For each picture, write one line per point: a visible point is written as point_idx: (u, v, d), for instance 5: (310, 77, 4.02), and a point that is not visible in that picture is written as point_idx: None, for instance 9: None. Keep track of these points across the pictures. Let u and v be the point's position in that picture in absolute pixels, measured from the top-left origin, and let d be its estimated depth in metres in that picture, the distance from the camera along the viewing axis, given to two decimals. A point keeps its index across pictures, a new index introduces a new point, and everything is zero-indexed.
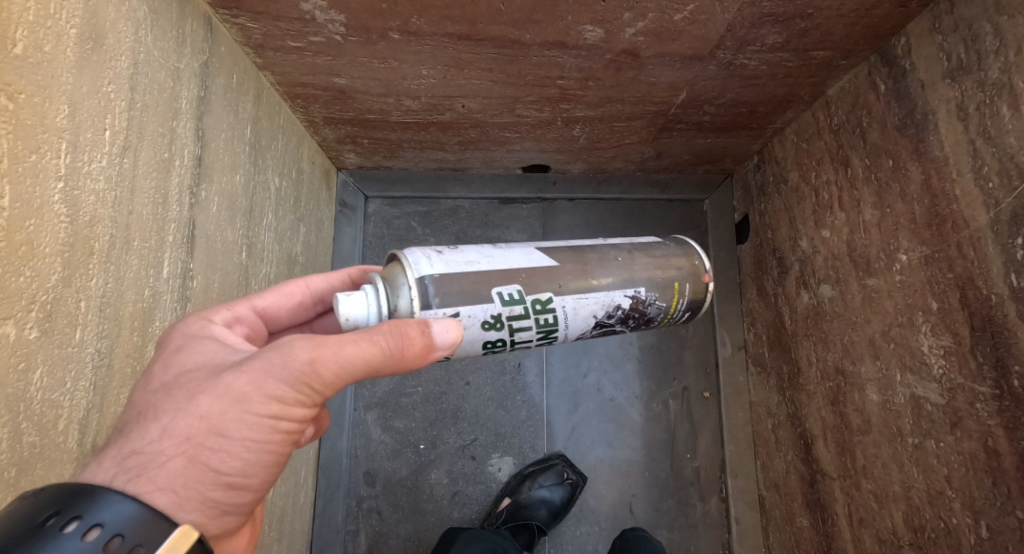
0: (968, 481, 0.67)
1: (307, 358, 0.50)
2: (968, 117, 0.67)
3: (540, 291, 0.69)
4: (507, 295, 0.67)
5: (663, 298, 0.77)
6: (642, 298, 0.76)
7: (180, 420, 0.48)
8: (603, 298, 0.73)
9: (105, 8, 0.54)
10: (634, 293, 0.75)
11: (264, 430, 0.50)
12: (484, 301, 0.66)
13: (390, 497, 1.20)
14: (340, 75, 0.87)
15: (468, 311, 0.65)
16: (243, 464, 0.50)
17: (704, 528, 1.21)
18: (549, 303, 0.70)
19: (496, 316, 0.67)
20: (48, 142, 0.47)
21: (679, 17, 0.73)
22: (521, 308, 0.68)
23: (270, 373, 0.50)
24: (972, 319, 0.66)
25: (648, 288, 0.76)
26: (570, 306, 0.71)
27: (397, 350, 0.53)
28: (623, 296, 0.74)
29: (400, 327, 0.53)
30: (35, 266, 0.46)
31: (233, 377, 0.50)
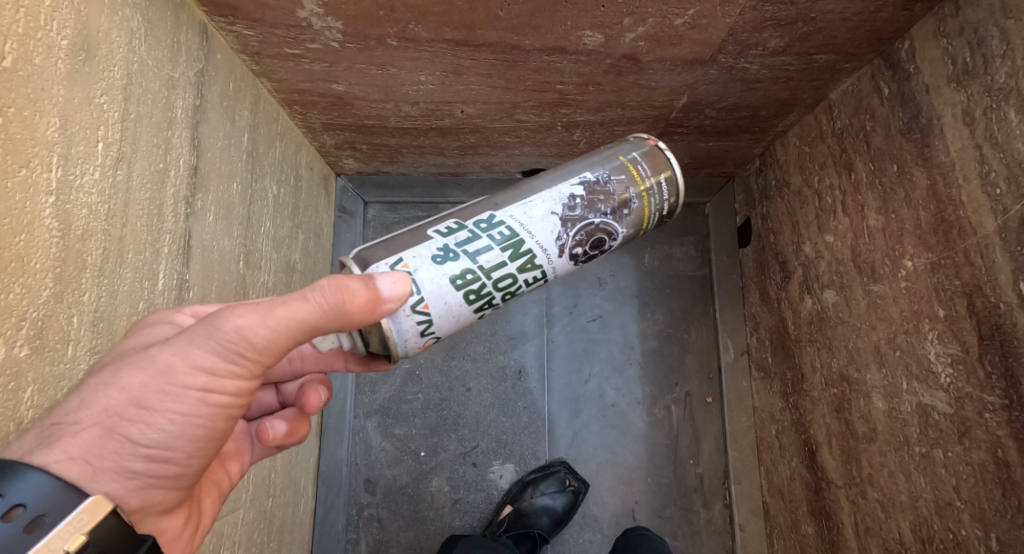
0: (977, 492, 0.66)
1: (234, 327, 0.47)
2: (974, 121, 0.66)
3: (476, 213, 0.62)
4: (444, 229, 0.60)
5: (621, 174, 0.66)
6: (596, 180, 0.65)
7: (100, 392, 0.46)
8: (550, 194, 0.63)
9: (97, 18, 0.53)
10: (581, 179, 0.65)
11: (191, 401, 0.48)
12: (423, 239, 0.59)
13: (390, 505, 1.19)
14: (338, 81, 0.86)
15: (411, 253, 0.57)
16: (164, 437, 0.48)
17: (707, 535, 1.20)
18: (492, 219, 0.61)
19: (443, 247, 0.59)
20: (39, 155, 0.46)
21: (679, 22, 0.72)
22: (464, 232, 0.60)
23: (196, 343, 0.48)
24: (980, 327, 0.65)
25: (594, 171, 0.66)
26: (518, 215, 0.62)
27: (334, 306, 0.49)
28: (570, 186, 0.64)
29: (335, 281, 0.49)
30: (26, 282, 0.46)
31: (161, 350, 0.48)
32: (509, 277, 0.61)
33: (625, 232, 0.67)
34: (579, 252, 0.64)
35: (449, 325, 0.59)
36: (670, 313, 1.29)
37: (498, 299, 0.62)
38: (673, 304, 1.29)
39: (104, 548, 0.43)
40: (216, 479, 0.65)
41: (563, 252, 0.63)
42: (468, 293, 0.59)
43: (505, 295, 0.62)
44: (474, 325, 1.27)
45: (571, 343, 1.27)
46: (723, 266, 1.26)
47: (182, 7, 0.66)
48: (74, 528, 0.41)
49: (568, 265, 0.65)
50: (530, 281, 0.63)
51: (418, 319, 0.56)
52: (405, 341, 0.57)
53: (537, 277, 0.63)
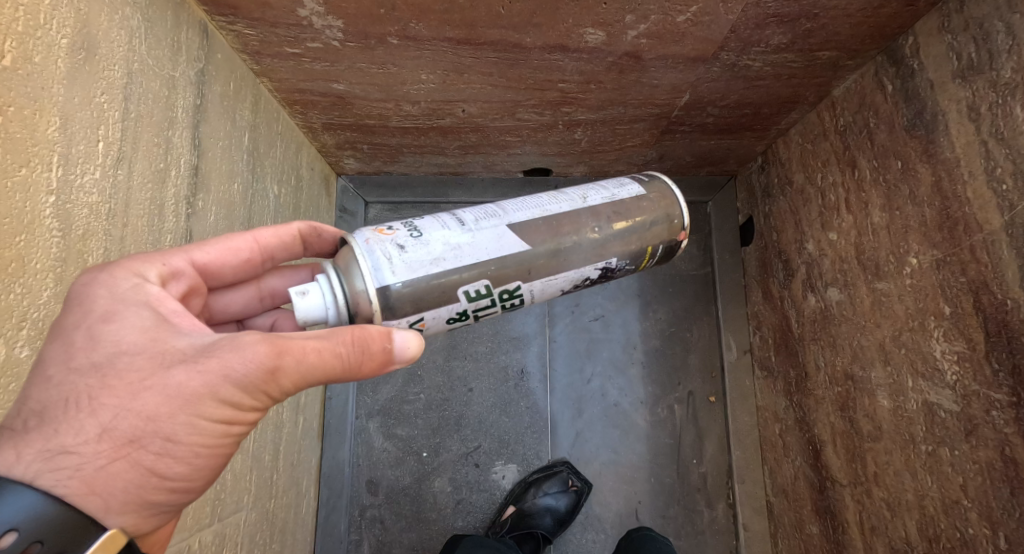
0: (985, 491, 0.65)
1: (264, 366, 0.46)
2: (979, 117, 0.65)
3: (508, 281, 0.63)
4: (473, 292, 0.62)
5: (632, 264, 0.72)
6: (611, 268, 0.70)
7: (120, 418, 0.44)
8: (573, 275, 0.68)
9: (97, 17, 0.53)
10: (605, 266, 0.69)
11: (213, 434, 0.47)
12: (451, 302, 0.61)
13: (393, 506, 1.19)
14: (338, 80, 0.85)
15: (433, 315, 0.61)
16: (187, 469, 0.47)
17: (711, 535, 1.19)
18: (516, 290, 0.64)
19: (462, 312, 0.63)
20: (39, 155, 0.46)
21: (682, 19, 0.72)
22: (487, 300, 0.63)
23: (228, 379, 0.45)
24: (987, 325, 0.64)
25: (619, 259, 0.70)
26: (537, 290, 0.66)
27: (363, 360, 0.49)
28: (592, 270, 0.69)
29: (367, 334, 0.49)
30: (27, 283, 0.45)
31: (184, 374, 0.45)
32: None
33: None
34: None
35: None
36: (672, 312, 1.29)
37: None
38: (674, 303, 1.29)
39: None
40: None
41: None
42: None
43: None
44: (475, 325, 1.27)
45: (573, 342, 1.27)
46: (724, 265, 1.26)
47: (183, 5, 0.65)
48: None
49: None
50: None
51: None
52: None
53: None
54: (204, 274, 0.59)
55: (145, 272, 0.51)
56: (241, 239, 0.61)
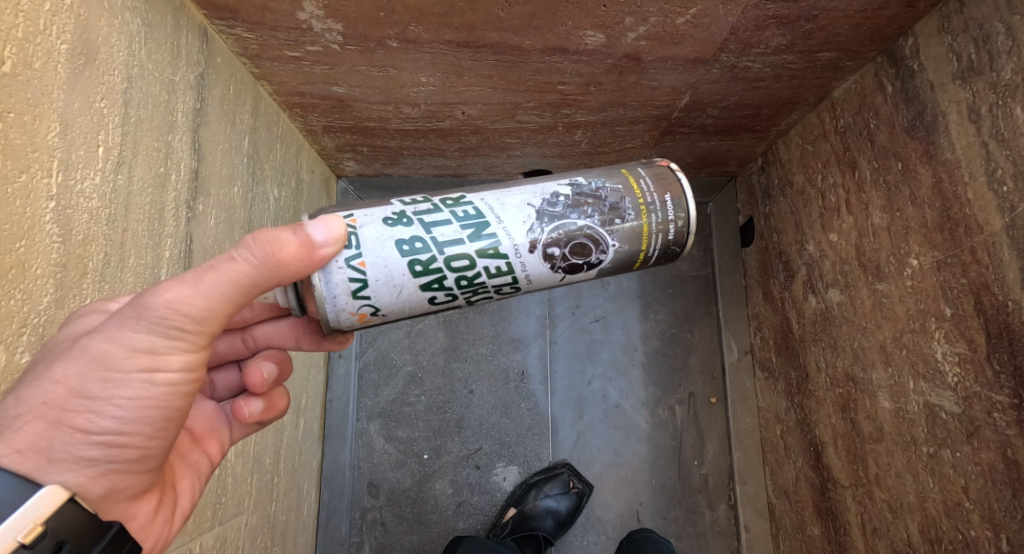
0: (987, 493, 0.65)
1: (163, 300, 0.45)
2: (980, 118, 0.65)
3: (449, 193, 0.60)
4: (408, 199, 0.58)
5: (614, 182, 0.61)
6: (583, 183, 0.61)
7: (34, 386, 0.43)
8: (532, 188, 0.60)
9: (97, 23, 0.53)
10: (570, 180, 0.61)
11: (136, 387, 0.46)
12: (384, 205, 0.57)
13: (394, 508, 1.19)
14: (338, 83, 0.85)
15: (364, 211, 0.56)
16: (115, 421, 0.46)
17: (713, 536, 1.19)
18: (462, 199, 0.59)
19: (400, 214, 0.56)
20: (39, 160, 0.46)
21: (681, 21, 0.72)
22: (427, 204, 0.58)
23: (126, 323, 0.45)
24: (988, 326, 0.64)
25: (587, 175, 0.62)
26: (489, 198, 0.59)
27: (270, 263, 0.47)
28: (557, 184, 0.60)
29: (267, 234, 0.47)
30: (27, 288, 0.45)
31: (87, 336, 0.44)
32: (465, 258, 0.56)
33: (612, 243, 0.60)
34: (555, 253, 0.58)
35: (386, 292, 0.55)
36: (672, 313, 1.29)
37: (451, 283, 0.57)
38: (675, 304, 1.29)
39: (67, 535, 0.42)
40: (194, 462, 0.61)
41: (534, 248, 0.58)
42: (413, 262, 0.55)
43: (458, 279, 0.57)
44: (476, 327, 1.27)
45: (574, 343, 1.27)
46: (725, 266, 1.26)
47: (182, 9, 0.65)
48: (29, 518, 0.40)
49: (543, 269, 0.59)
50: (492, 274, 0.57)
51: (352, 276, 0.53)
52: (336, 299, 0.53)
53: (502, 269, 0.57)
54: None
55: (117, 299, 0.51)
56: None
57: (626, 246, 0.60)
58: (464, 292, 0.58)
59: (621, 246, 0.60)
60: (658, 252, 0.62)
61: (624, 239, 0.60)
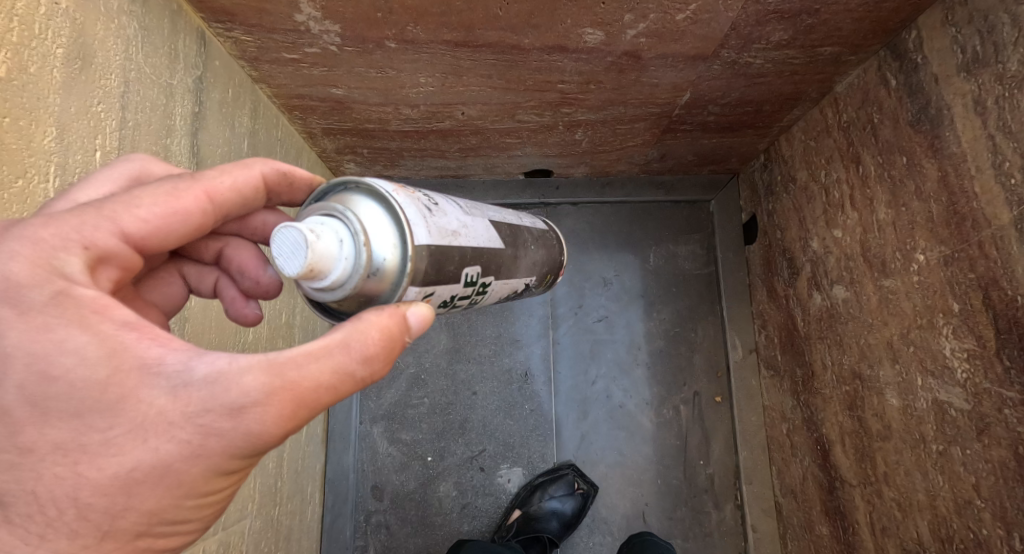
0: (998, 490, 0.64)
1: (281, 429, 0.40)
2: (986, 111, 0.64)
3: (487, 275, 0.64)
4: (469, 278, 0.60)
5: (543, 285, 0.83)
6: (533, 284, 0.79)
7: (120, 514, 0.39)
8: (516, 283, 0.73)
9: (93, 26, 0.53)
10: (531, 280, 0.77)
11: (218, 498, 0.43)
12: (456, 282, 0.57)
13: (399, 512, 1.18)
14: (337, 85, 0.85)
15: (439, 292, 0.55)
16: (204, 526, 0.44)
17: (719, 537, 1.18)
18: (487, 287, 0.65)
19: (453, 298, 0.59)
20: (36, 166, 0.46)
21: (681, 17, 0.71)
22: (470, 291, 0.62)
23: (228, 449, 0.40)
24: (997, 321, 0.63)
25: (537, 277, 0.79)
26: (496, 289, 0.68)
27: (385, 365, 0.44)
28: (524, 283, 0.76)
29: (384, 341, 0.43)
30: None
31: (172, 454, 0.39)
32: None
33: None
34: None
35: None
36: (677, 312, 1.28)
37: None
38: (678, 303, 1.28)
39: None
40: None
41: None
42: None
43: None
44: (478, 327, 1.26)
45: (577, 344, 1.26)
46: (728, 264, 1.25)
47: (179, 13, 0.65)
48: None
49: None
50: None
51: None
52: None
53: None
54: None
55: (69, 268, 0.41)
56: (190, 191, 0.46)
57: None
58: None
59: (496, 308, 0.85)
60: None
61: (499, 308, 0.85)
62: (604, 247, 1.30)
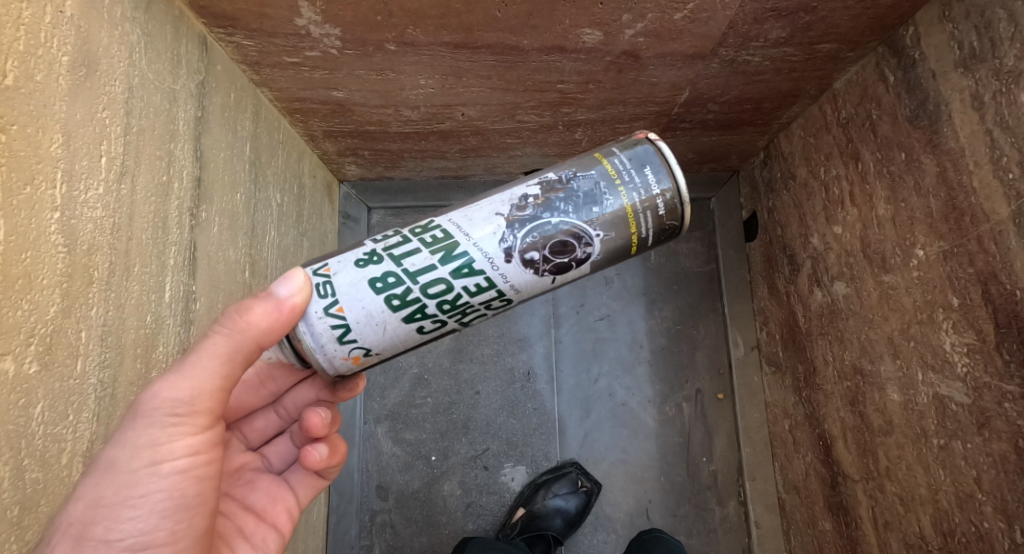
0: (999, 484, 0.64)
1: (153, 389, 0.51)
2: (983, 106, 0.65)
3: (421, 221, 0.61)
4: (379, 236, 0.60)
5: (583, 169, 0.59)
6: (552, 180, 0.59)
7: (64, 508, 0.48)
8: (501, 198, 0.59)
9: (97, 33, 0.53)
10: (540, 180, 0.59)
11: (150, 480, 0.51)
12: (355, 246, 0.59)
13: (403, 511, 1.19)
14: (338, 88, 0.86)
15: (335, 257, 0.58)
16: (142, 523, 0.50)
17: (723, 533, 1.19)
18: (431, 223, 0.59)
19: (369, 251, 0.58)
20: (43, 172, 0.47)
21: (679, 17, 0.72)
22: (397, 237, 0.59)
23: (127, 423, 0.51)
24: (996, 316, 0.63)
25: (558, 170, 0.59)
26: (457, 218, 0.58)
27: (242, 330, 0.53)
28: (525, 187, 0.59)
29: (232, 308, 0.54)
30: (34, 299, 0.45)
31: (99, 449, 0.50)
32: (441, 283, 0.57)
33: (596, 233, 0.57)
34: (534, 258, 0.57)
35: (371, 332, 0.56)
36: (678, 310, 1.28)
37: (435, 309, 0.58)
38: (680, 301, 1.28)
39: None
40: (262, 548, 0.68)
41: (511, 259, 0.57)
42: (390, 297, 0.56)
43: (446, 304, 0.58)
44: (480, 327, 1.27)
45: (579, 342, 1.26)
46: (729, 261, 1.25)
47: (181, 19, 0.66)
48: None
49: (527, 276, 0.58)
50: (473, 292, 0.58)
51: (333, 322, 0.55)
52: (323, 347, 0.56)
53: (482, 284, 0.57)
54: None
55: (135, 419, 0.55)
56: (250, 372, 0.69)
57: (616, 234, 0.57)
58: (450, 316, 0.59)
59: (607, 234, 0.57)
60: (652, 227, 0.58)
61: (608, 227, 0.57)
62: None
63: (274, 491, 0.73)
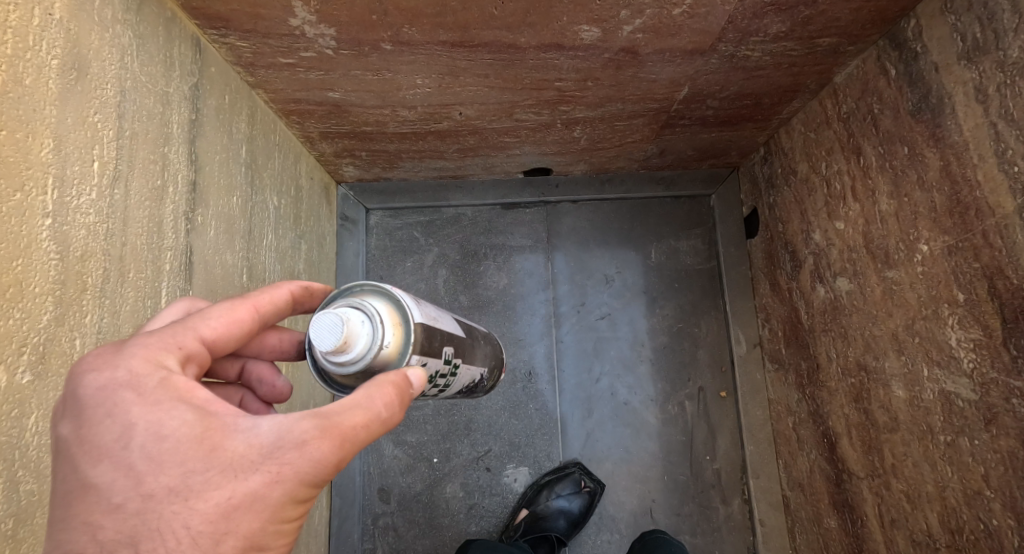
0: (1007, 481, 0.63)
1: (328, 459, 0.44)
2: (987, 99, 0.64)
3: (457, 355, 0.69)
4: (447, 356, 0.66)
5: (493, 379, 0.86)
6: (484, 379, 0.83)
7: (224, 541, 0.41)
8: (474, 370, 0.77)
9: (87, 36, 0.52)
10: (484, 373, 0.82)
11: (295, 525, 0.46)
12: (438, 357, 0.63)
13: (406, 514, 1.18)
14: (333, 88, 0.85)
15: (429, 363, 0.61)
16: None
17: (727, 531, 1.18)
18: (457, 367, 0.70)
19: (433, 373, 0.64)
20: (34, 178, 0.46)
21: (678, 12, 0.71)
22: (448, 368, 0.67)
23: (298, 476, 0.43)
24: (1003, 311, 0.63)
25: (491, 373, 0.84)
26: (462, 372, 0.72)
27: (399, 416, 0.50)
28: (481, 373, 0.80)
29: (397, 388, 0.49)
30: (26, 307, 0.45)
31: (261, 483, 0.42)
32: None
33: None
34: None
35: None
36: (679, 308, 1.27)
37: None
38: (681, 298, 1.28)
39: None
40: None
41: None
42: None
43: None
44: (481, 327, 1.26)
45: (580, 342, 1.26)
46: (730, 258, 1.25)
47: (173, 19, 0.65)
48: None
49: None
50: None
51: None
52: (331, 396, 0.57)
53: None
54: (212, 350, 0.51)
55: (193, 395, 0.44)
56: (243, 305, 0.53)
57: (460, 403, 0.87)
58: None
59: None
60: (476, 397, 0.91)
61: None
62: (605, 243, 1.30)
63: None
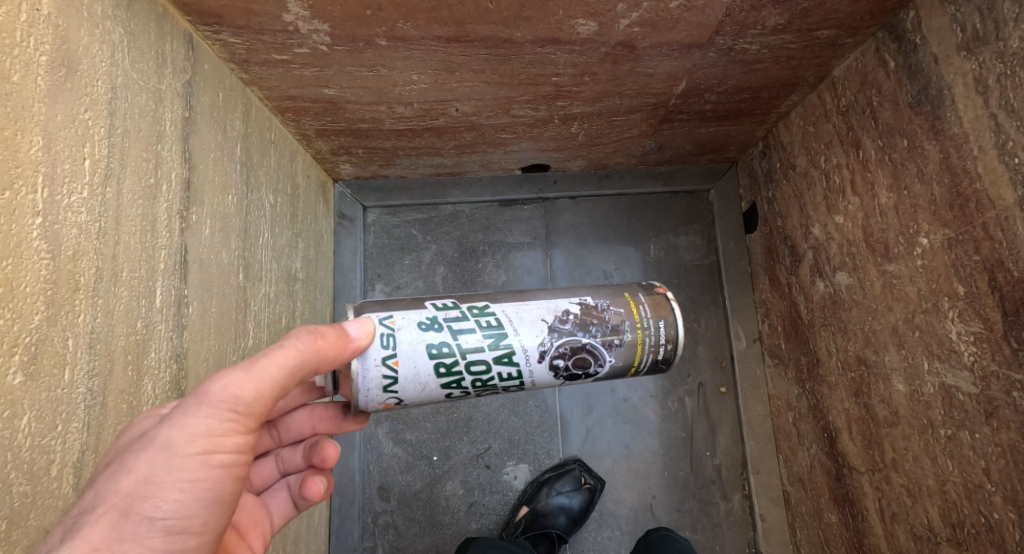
0: (1009, 474, 0.63)
1: (222, 388, 0.50)
2: (987, 90, 0.63)
3: (474, 300, 0.69)
4: (440, 304, 0.67)
5: (617, 305, 0.71)
6: (592, 304, 0.71)
7: (118, 479, 0.46)
8: (547, 304, 0.70)
9: (77, 33, 0.52)
10: (580, 300, 0.71)
11: (196, 466, 0.48)
12: (419, 307, 0.66)
13: (406, 512, 1.18)
14: (328, 85, 0.84)
15: (401, 313, 0.65)
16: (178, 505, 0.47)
17: (727, 527, 1.18)
18: (486, 308, 0.68)
19: (432, 317, 0.65)
20: (23, 176, 0.45)
21: (674, 5, 0.70)
22: (456, 311, 0.67)
23: (191, 410, 0.49)
24: (1004, 304, 0.62)
25: (594, 296, 0.72)
26: (511, 310, 0.68)
27: (315, 349, 0.55)
28: (569, 302, 0.70)
29: (310, 328, 0.56)
30: (16, 307, 0.44)
31: (157, 428, 0.48)
32: (483, 362, 0.65)
33: (608, 358, 0.70)
34: (560, 363, 0.68)
35: (412, 389, 0.63)
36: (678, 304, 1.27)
37: (468, 382, 0.66)
38: (680, 294, 1.27)
39: None
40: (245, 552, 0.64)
41: (542, 358, 0.68)
42: (439, 364, 0.64)
43: (476, 380, 0.66)
44: None
45: None
46: (729, 253, 1.24)
47: (165, 16, 0.64)
48: None
49: (548, 375, 0.69)
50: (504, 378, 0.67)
51: (386, 372, 0.62)
52: (368, 391, 0.62)
53: (512, 373, 0.67)
54: None
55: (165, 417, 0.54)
56: None
57: (623, 364, 0.71)
58: (477, 390, 0.68)
59: (616, 361, 0.71)
60: (649, 365, 0.72)
61: (620, 357, 0.71)
62: (603, 239, 1.29)
63: (257, 511, 0.67)
